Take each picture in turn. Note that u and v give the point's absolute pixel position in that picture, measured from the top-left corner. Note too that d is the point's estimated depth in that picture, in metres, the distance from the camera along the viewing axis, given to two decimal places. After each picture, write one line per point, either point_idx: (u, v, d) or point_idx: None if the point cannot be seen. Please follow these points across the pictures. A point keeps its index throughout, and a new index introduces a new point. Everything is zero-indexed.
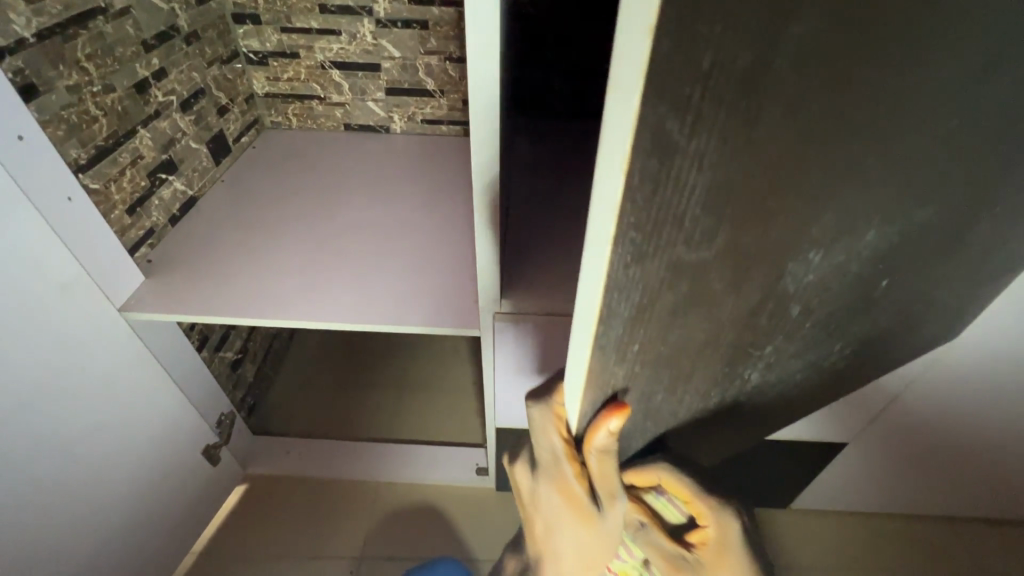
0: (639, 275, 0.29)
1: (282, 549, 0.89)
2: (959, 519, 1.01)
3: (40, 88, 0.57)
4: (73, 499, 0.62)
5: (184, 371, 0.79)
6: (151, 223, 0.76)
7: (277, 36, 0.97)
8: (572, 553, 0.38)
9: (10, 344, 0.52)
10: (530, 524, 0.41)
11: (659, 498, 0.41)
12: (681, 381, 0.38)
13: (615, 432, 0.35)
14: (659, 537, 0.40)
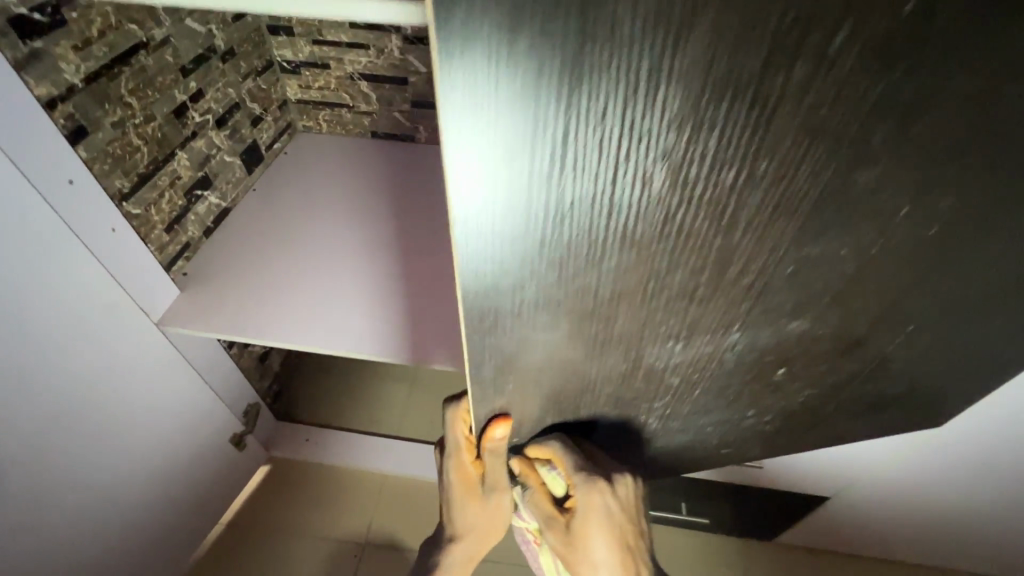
0: (498, 235, 0.35)
1: (298, 527, 1.01)
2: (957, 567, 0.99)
3: (89, 129, 0.64)
4: (114, 481, 0.73)
5: (215, 370, 0.88)
6: (187, 238, 0.83)
7: (310, 47, 1.00)
8: (460, 518, 0.55)
9: (54, 363, 0.61)
10: (444, 496, 0.57)
11: (551, 471, 0.51)
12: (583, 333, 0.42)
13: (502, 437, 0.51)
14: (543, 502, 0.51)
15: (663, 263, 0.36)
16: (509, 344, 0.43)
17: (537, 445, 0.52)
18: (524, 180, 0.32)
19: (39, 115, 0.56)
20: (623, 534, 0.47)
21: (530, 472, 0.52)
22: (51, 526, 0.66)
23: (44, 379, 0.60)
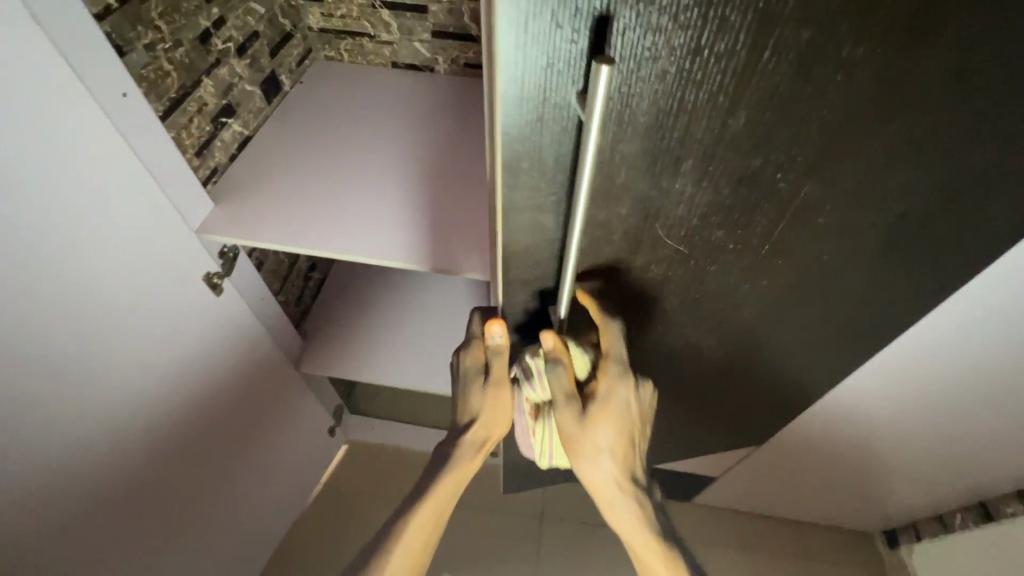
0: (529, 110, 0.43)
1: (370, 487, 1.48)
2: (835, 520, 1.42)
3: (261, 261, 1.04)
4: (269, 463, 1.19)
5: (320, 389, 1.32)
6: (306, 305, 1.24)
7: None
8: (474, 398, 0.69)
9: (246, 411, 1.05)
10: (459, 392, 0.71)
11: (582, 348, 0.64)
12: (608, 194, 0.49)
13: (504, 335, 0.68)
14: (566, 375, 0.61)
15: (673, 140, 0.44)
16: (515, 208, 0.51)
17: (601, 322, 0.63)
18: (558, 56, 0.39)
19: (247, 279, 0.96)
20: (629, 428, 0.64)
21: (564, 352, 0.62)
22: (240, 503, 1.13)
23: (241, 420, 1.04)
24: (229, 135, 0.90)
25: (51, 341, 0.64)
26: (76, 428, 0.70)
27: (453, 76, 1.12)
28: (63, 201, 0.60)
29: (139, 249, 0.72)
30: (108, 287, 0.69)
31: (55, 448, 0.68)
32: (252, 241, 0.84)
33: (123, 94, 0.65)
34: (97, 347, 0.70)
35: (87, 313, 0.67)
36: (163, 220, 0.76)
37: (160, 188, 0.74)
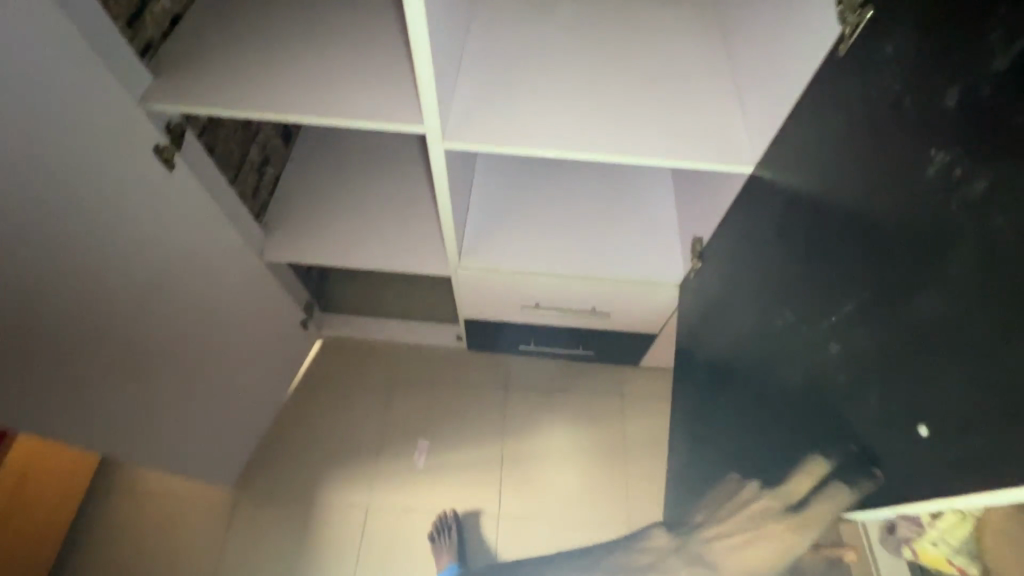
0: None
1: (349, 374, 1.59)
2: None
3: (207, 142, 1.07)
4: (245, 345, 1.27)
5: (287, 280, 1.39)
6: (263, 198, 1.28)
7: None
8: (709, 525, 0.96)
9: (215, 287, 1.11)
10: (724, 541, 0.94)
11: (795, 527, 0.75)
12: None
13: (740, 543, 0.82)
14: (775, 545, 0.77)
15: None
16: None
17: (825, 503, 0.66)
18: None
19: (197, 158, 1.00)
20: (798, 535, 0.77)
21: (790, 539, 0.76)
22: (220, 377, 1.23)
23: (211, 296, 1.12)
24: (158, 9, 0.91)
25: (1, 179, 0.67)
26: (49, 275, 0.77)
27: None
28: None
29: (66, 97, 0.72)
30: (42, 130, 0.70)
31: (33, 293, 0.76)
32: (202, 107, 0.87)
33: None
34: (50, 194, 0.73)
35: (26, 155, 0.69)
36: (88, 71, 0.75)
37: (80, 33, 0.72)
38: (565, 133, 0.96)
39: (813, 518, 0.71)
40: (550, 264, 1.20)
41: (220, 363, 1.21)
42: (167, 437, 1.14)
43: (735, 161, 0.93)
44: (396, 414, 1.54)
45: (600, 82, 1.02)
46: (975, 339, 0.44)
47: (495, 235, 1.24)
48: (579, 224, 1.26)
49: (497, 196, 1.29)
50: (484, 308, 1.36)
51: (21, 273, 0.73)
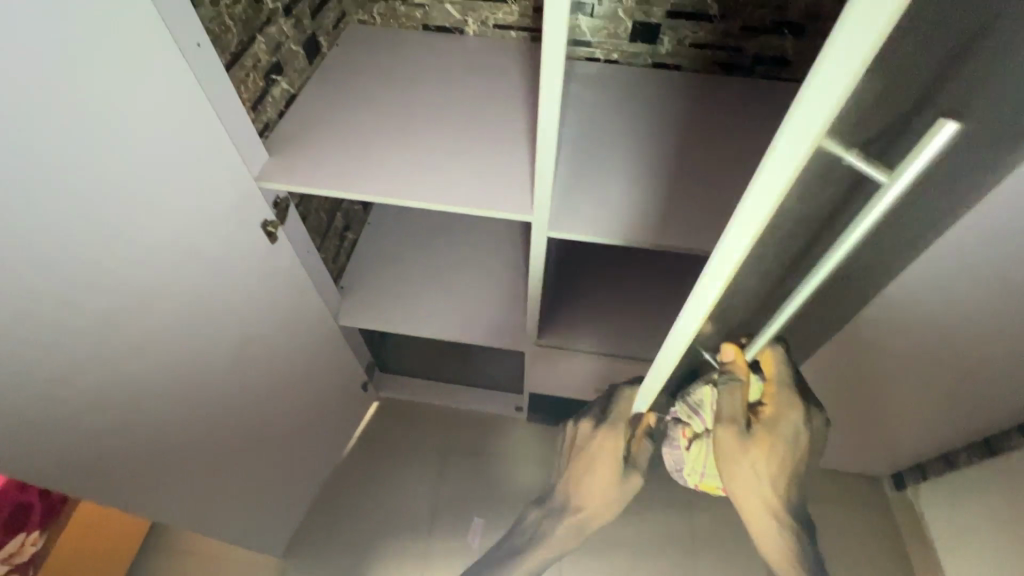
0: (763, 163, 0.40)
1: (402, 440, 1.55)
2: (852, 464, 1.47)
3: (303, 213, 1.09)
4: (310, 409, 1.26)
5: (355, 343, 1.39)
6: (341, 263, 1.30)
7: (409, 8, 1.15)
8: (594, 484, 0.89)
9: (291, 354, 1.11)
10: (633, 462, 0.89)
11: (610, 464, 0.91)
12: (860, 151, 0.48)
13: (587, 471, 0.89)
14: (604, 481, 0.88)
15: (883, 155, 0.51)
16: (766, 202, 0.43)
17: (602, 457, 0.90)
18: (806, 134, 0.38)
19: (296, 230, 1.03)
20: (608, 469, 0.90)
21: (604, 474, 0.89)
22: (285, 440, 1.21)
23: (287, 364, 1.12)
24: (278, 93, 0.96)
25: (146, 264, 0.71)
26: (156, 352, 0.78)
27: (483, 36, 1.16)
28: (148, 128, 0.66)
29: (212, 189, 0.79)
30: (188, 221, 0.76)
31: (144, 367, 0.77)
32: (316, 190, 0.90)
33: (197, 43, 0.71)
34: (184, 278, 0.78)
35: (170, 242, 0.74)
36: (230, 167, 0.82)
37: (227, 135, 0.80)
38: (659, 222, 0.95)
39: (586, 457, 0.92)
40: (628, 347, 1.17)
41: (287, 428, 1.19)
42: (231, 502, 1.11)
43: (671, 241, 0.94)
44: (448, 486, 1.48)
45: (694, 171, 1.01)
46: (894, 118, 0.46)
47: (573, 313, 1.22)
48: (658, 306, 1.22)
49: (575, 272, 1.28)
50: (553, 383, 1.32)
51: (132, 350, 0.74)
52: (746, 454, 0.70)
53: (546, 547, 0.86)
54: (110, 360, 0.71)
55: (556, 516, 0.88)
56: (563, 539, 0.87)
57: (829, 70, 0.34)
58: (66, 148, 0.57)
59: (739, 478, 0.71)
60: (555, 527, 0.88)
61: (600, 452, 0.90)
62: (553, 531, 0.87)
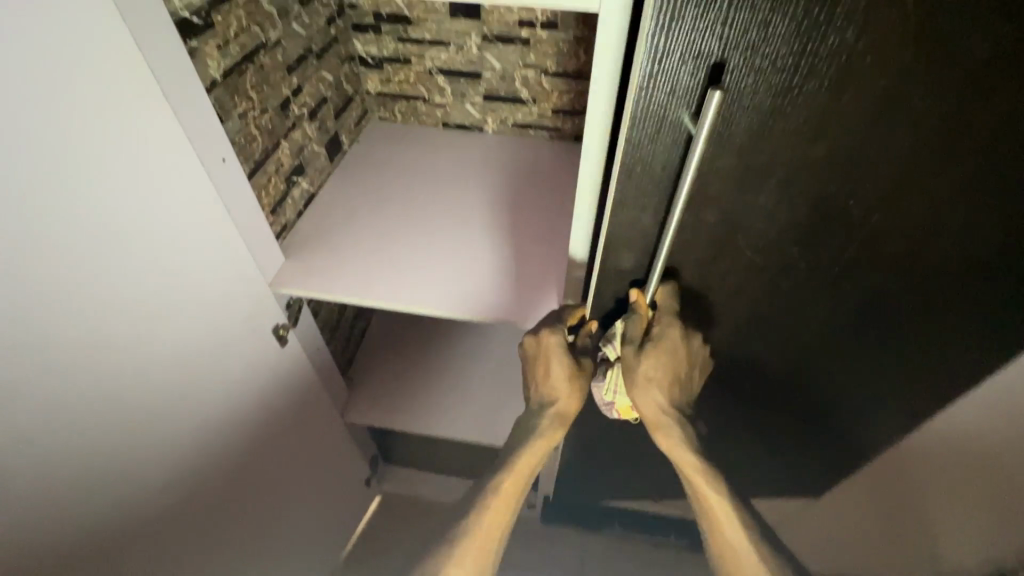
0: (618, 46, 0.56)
1: (405, 543, 1.43)
2: None
3: (316, 309, 1.05)
4: (314, 520, 1.15)
5: (359, 438, 1.30)
6: (351, 354, 1.24)
7: (429, 108, 1.17)
8: (555, 379, 0.82)
9: (296, 462, 1.03)
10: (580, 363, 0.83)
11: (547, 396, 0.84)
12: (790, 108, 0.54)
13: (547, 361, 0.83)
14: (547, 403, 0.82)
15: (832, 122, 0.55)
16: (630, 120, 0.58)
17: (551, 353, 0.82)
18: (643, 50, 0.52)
19: (307, 329, 0.98)
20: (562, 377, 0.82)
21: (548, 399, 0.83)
22: (291, 560, 1.09)
23: (293, 473, 1.03)
24: (298, 193, 0.95)
25: (147, 391, 0.64)
26: (167, 491, 0.70)
27: (502, 134, 1.18)
28: (158, 242, 0.61)
29: (219, 301, 0.74)
30: (193, 338, 0.70)
31: (158, 511, 0.68)
32: (328, 297, 0.87)
33: (224, 158, 0.70)
34: (187, 401, 0.70)
35: (172, 362, 0.67)
36: (241, 275, 0.78)
37: (242, 243, 0.77)
38: None
39: (537, 373, 0.84)
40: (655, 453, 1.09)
41: (292, 548, 1.07)
42: None
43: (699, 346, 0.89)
44: None
45: None
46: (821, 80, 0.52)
47: None
48: None
49: None
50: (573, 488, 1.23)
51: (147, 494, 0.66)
52: (645, 363, 0.74)
53: (537, 445, 0.80)
54: (134, 503, 0.64)
55: (537, 414, 0.82)
56: (549, 432, 0.80)
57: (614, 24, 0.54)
58: (89, 265, 0.53)
59: (639, 382, 0.74)
60: (540, 421, 0.81)
61: (556, 343, 0.82)
62: (536, 428, 0.81)
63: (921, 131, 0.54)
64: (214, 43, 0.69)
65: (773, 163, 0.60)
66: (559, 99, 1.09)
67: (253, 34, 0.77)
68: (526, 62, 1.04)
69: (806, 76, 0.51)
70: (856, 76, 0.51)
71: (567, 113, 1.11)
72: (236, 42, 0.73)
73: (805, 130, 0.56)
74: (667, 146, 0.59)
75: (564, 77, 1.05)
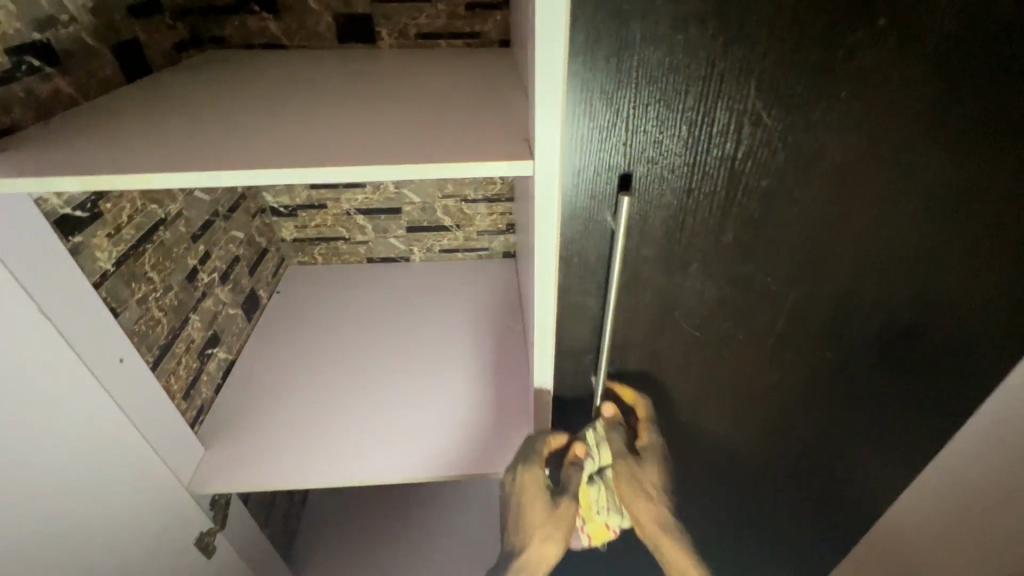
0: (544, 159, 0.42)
1: None
2: None
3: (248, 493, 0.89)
4: None
5: None
6: (294, 531, 1.06)
7: (351, 246, 1.14)
8: (541, 516, 0.57)
9: None
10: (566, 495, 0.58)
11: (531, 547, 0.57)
12: (722, 193, 0.48)
13: (532, 492, 0.57)
14: (530, 552, 0.57)
15: (769, 197, 0.48)
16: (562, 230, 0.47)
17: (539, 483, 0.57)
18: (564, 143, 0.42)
19: (240, 519, 0.83)
20: (555, 519, 0.57)
21: (530, 544, 0.57)
22: None
23: None
24: (216, 365, 0.85)
25: None
26: None
27: (429, 260, 1.17)
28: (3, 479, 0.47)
29: (77, 505, 0.55)
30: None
31: None
32: (262, 486, 0.75)
33: (121, 357, 0.59)
34: None
35: None
36: (117, 447, 0.59)
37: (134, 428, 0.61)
38: None
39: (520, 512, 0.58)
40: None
41: None
42: None
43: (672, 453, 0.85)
44: None
45: None
46: (753, 156, 0.46)
47: None
48: None
49: None
50: None
51: None
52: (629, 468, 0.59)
53: None
54: None
55: (503, 562, 0.58)
56: None
57: (541, 118, 0.40)
58: None
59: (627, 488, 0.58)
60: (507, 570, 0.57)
61: (539, 473, 0.58)
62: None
63: (854, 200, 0.49)
64: (106, 233, 0.62)
65: (713, 257, 0.52)
66: (482, 222, 1.10)
67: (150, 212, 0.71)
68: (444, 193, 1.06)
69: (709, 174, 0.47)
70: (792, 146, 0.45)
71: (491, 233, 1.12)
72: (130, 225, 0.67)
73: (742, 217, 0.50)
74: (586, 262, 0.50)
75: (484, 201, 1.07)
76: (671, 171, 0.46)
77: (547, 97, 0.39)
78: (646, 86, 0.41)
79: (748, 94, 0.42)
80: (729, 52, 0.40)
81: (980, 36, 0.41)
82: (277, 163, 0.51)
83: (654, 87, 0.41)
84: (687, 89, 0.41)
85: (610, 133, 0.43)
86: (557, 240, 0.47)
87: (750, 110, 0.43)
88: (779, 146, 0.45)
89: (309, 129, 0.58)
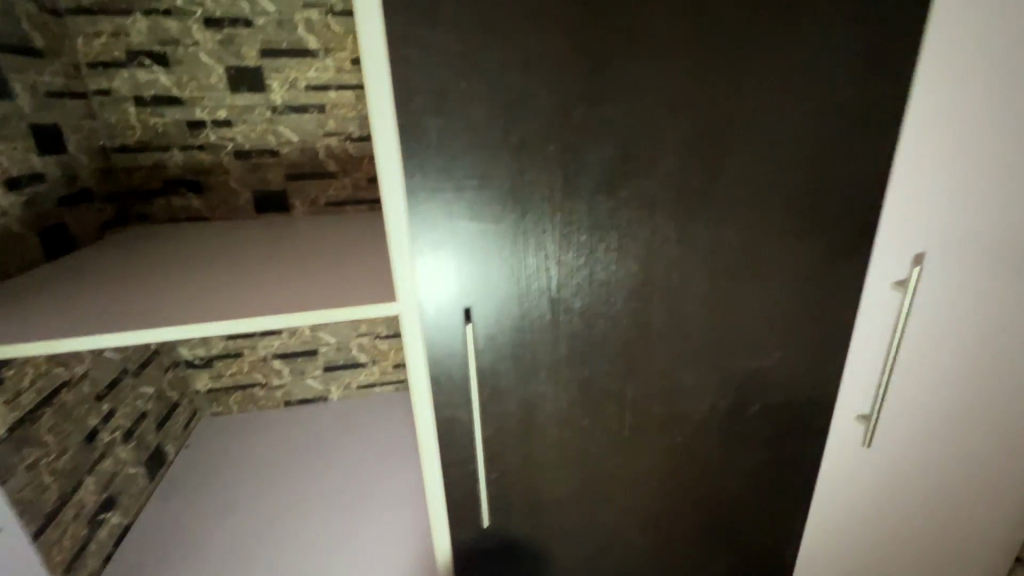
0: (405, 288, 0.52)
1: None
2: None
3: None
4: None
5: None
6: None
7: (268, 390, 1.16)
8: None
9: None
10: None
11: None
12: (568, 313, 0.57)
13: None
14: None
15: (610, 312, 0.58)
16: (430, 347, 0.55)
17: None
18: (423, 276, 0.52)
19: None
20: None
21: None
22: None
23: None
24: (107, 531, 0.81)
25: None
26: None
27: (347, 397, 1.21)
28: None
29: None
30: None
31: None
32: None
33: None
34: None
35: None
36: None
37: None
38: None
39: None
40: None
41: None
42: None
43: None
44: None
45: None
46: (586, 279, 0.56)
47: None
48: None
49: None
50: None
51: None
52: None
53: None
54: None
55: None
56: None
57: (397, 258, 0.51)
58: None
59: None
60: None
61: None
62: None
63: (677, 309, 0.60)
64: (5, 399, 0.64)
65: (573, 367, 0.60)
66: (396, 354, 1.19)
67: (55, 374, 0.74)
68: (359, 331, 1.15)
69: (556, 296, 0.56)
70: (615, 270, 0.56)
71: (405, 365, 1.20)
72: (31, 389, 0.69)
73: (592, 330, 0.59)
74: (455, 380, 0.57)
75: (396, 336, 1.17)
76: (522, 297, 0.55)
77: (398, 243, 0.50)
78: (488, 232, 0.52)
79: (570, 234, 0.54)
80: (548, 204, 0.52)
81: (717, 188, 0.56)
82: (179, 318, 0.59)
83: (494, 231, 0.52)
84: (521, 232, 0.52)
85: (451, 278, 0.53)
86: (425, 356, 0.56)
87: (574, 246, 0.54)
88: (605, 272, 0.56)
89: (215, 286, 0.67)
